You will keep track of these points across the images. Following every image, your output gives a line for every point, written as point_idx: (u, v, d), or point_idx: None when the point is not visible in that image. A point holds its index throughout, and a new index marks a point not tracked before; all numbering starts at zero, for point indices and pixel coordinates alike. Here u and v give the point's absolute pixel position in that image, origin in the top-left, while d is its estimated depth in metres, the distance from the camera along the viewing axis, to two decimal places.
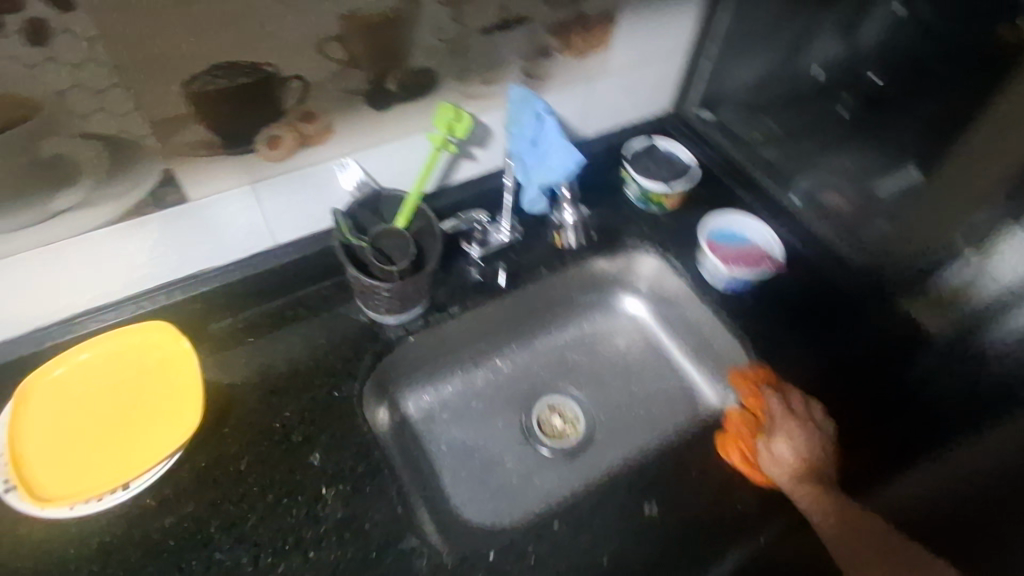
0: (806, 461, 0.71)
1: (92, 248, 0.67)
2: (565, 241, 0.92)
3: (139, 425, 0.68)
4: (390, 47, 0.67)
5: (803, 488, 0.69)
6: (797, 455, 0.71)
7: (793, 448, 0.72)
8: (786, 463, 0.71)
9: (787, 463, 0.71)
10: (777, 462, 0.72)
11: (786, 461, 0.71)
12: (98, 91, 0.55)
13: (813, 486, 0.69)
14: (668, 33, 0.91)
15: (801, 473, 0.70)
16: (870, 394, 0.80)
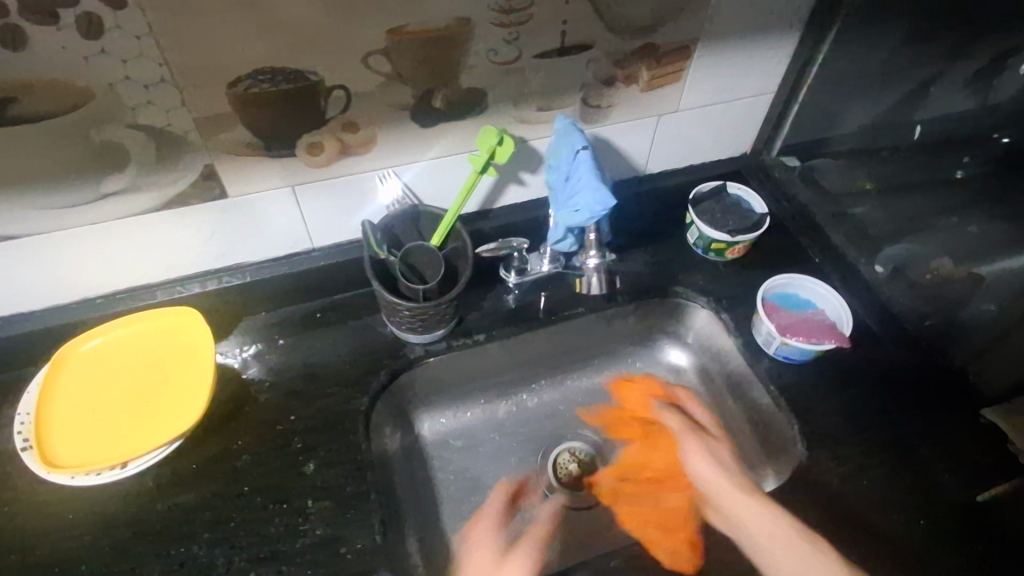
0: (715, 459, 0.75)
1: (138, 231, 0.69)
2: (586, 285, 0.85)
3: (153, 408, 0.70)
4: (439, 64, 0.65)
5: (722, 481, 0.72)
6: (711, 456, 0.76)
7: (708, 449, 0.77)
8: (701, 464, 0.76)
9: (709, 466, 0.75)
10: (694, 464, 0.77)
11: (703, 466, 0.75)
12: (145, 86, 0.56)
13: (727, 478, 0.72)
14: (755, 72, 0.83)
15: (718, 469, 0.74)
16: (936, 509, 0.68)
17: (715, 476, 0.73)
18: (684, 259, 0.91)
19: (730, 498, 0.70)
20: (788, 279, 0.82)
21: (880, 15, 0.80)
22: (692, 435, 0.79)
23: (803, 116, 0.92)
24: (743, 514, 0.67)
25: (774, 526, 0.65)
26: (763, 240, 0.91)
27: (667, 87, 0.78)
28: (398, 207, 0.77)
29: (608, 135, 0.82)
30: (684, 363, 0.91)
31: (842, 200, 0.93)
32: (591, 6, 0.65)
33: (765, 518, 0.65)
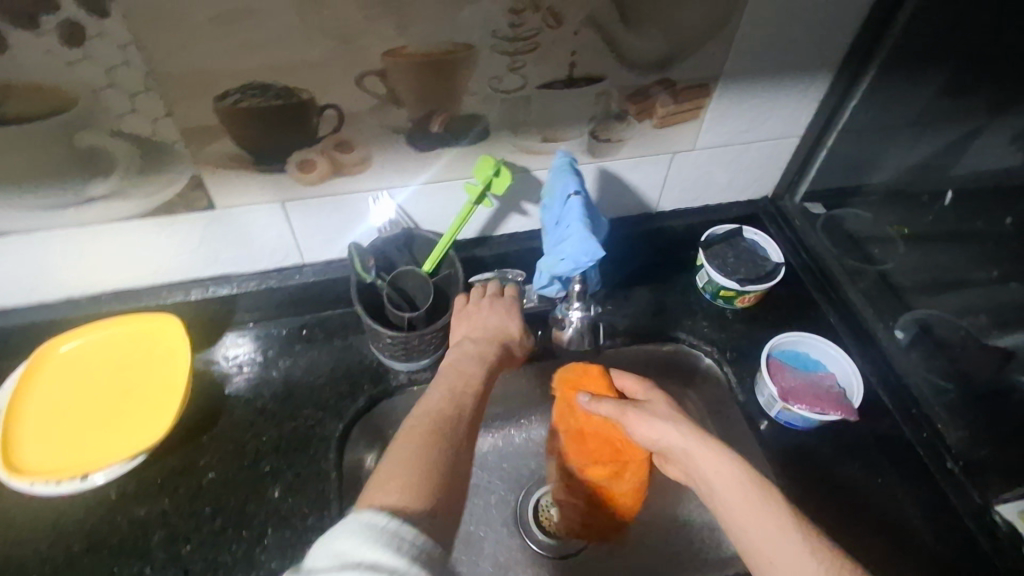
0: (663, 422, 0.66)
1: (122, 237, 0.67)
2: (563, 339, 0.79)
3: (122, 416, 0.69)
4: (438, 89, 0.62)
5: (673, 444, 0.65)
6: (647, 414, 0.68)
7: (650, 411, 0.68)
8: (649, 431, 0.67)
9: (652, 426, 0.67)
10: (638, 430, 0.69)
11: (643, 427, 0.68)
12: (130, 94, 0.55)
13: (680, 439, 0.64)
14: (780, 115, 0.78)
15: (667, 432, 0.66)
16: None
17: (664, 441, 0.66)
18: (690, 304, 0.86)
19: (683, 450, 0.64)
20: (799, 338, 0.77)
21: (919, 64, 0.75)
22: (631, 411, 0.69)
23: (829, 163, 0.87)
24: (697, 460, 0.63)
25: (731, 477, 0.60)
26: (775, 290, 0.87)
27: (682, 125, 0.74)
28: (391, 230, 0.75)
29: (617, 169, 0.78)
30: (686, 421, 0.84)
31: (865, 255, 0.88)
32: (601, 38, 0.62)
33: (723, 470, 0.60)
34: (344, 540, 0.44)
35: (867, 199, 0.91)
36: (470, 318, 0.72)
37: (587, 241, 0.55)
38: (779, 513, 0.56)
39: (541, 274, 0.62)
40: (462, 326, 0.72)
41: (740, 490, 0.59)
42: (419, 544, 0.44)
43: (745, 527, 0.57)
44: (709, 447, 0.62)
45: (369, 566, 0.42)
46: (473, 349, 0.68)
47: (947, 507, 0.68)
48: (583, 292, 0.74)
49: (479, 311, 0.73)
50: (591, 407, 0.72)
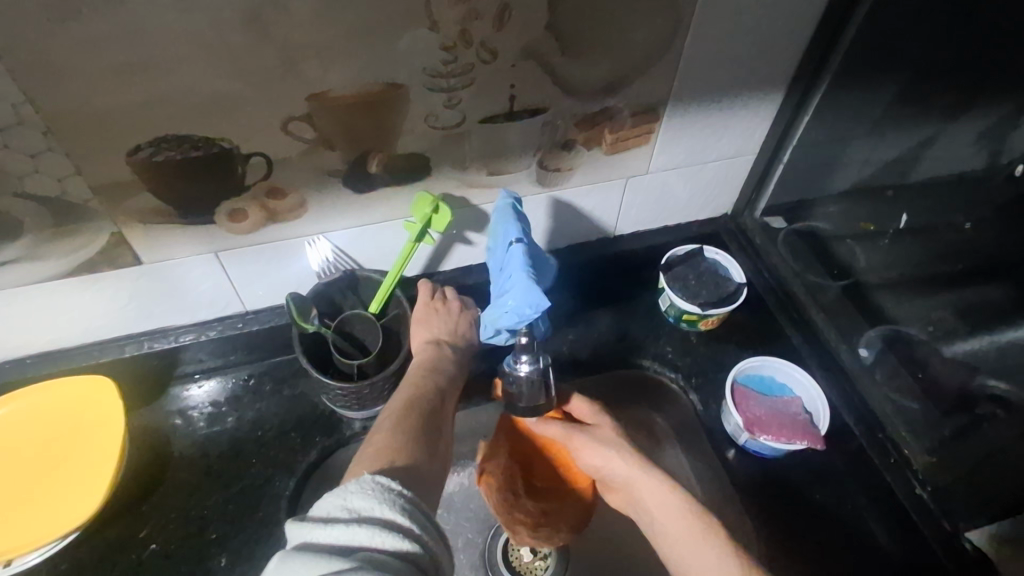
0: (607, 448, 0.66)
1: (42, 299, 0.63)
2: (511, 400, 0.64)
3: (53, 490, 0.65)
4: (371, 129, 0.59)
5: (617, 472, 0.66)
6: (592, 440, 0.67)
7: (596, 437, 0.67)
8: (592, 457, 0.67)
9: (596, 454, 0.67)
10: (583, 454, 0.69)
11: (591, 453, 0.68)
12: (31, 155, 0.51)
13: (623, 467, 0.65)
14: (734, 134, 0.76)
15: (610, 460, 0.66)
16: None
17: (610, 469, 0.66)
18: (653, 328, 0.84)
19: (626, 476, 0.65)
20: (762, 361, 0.75)
21: (870, 77, 0.73)
22: (578, 436, 0.68)
23: (787, 178, 0.85)
24: (640, 488, 0.63)
25: (670, 503, 0.60)
26: (740, 310, 0.85)
27: (633, 150, 0.72)
28: (334, 273, 0.71)
29: (569, 197, 0.75)
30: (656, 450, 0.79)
31: (827, 269, 0.86)
32: (541, 69, 0.59)
33: (660, 495, 0.61)
34: (361, 494, 0.45)
35: (826, 210, 0.89)
36: (436, 322, 0.72)
37: (530, 290, 0.55)
38: (716, 536, 0.57)
39: (487, 326, 0.62)
40: (426, 329, 0.71)
41: (677, 513, 0.59)
42: (422, 512, 0.46)
43: (687, 554, 0.57)
44: (646, 473, 0.62)
45: (385, 524, 0.43)
46: (445, 355, 0.70)
47: (913, 530, 0.66)
48: (531, 342, 0.61)
49: (443, 312, 0.73)
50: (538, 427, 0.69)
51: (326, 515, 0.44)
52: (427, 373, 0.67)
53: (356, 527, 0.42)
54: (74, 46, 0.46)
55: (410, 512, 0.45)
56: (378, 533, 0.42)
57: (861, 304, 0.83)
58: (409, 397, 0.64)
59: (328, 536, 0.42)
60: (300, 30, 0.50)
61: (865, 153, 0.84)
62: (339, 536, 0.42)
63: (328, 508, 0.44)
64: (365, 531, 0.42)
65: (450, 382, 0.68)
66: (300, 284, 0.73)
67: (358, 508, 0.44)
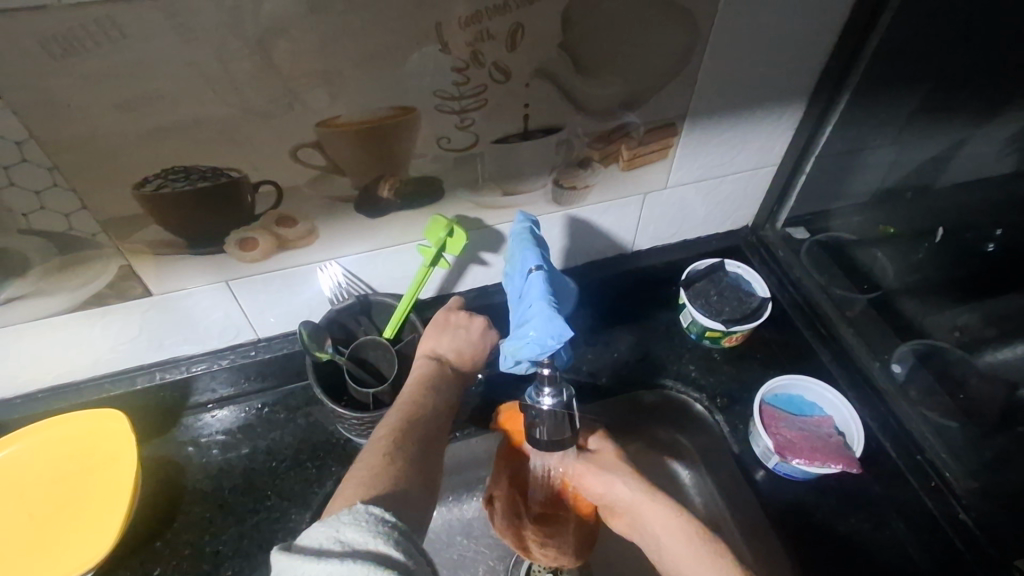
0: (609, 472, 0.65)
1: (51, 334, 0.62)
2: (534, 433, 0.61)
3: (66, 529, 0.63)
4: (383, 154, 0.57)
5: (620, 498, 0.64)
6: (595, 470, 0.66)
7: (597, 467, 0.66)
8: (594, 483, 0.66)
9: (600, 479, 0.65)
10: (587, 481, 0.67)
11: (593, 483, 0.66)
12: (36, 191, 0.50)
13: (627, 491, 0.63)
14: (754, 146, 0.74)
15: (612, 484, 0.65)
16: None
17: (613, 497, 0.65)
18: (675, 346, 0.81)
19: (630, 501, 0.63)
20: (790, 381, 0.73)
21: (893, 84, 0.71)
22: (581, 467, 0.67)
23: (809, 188, 0.82)
24: (643, 511, 0.62)
25: (677, 526, 0.58)
26: (764, 327, 0.82)
27: (650, 165, 0.70)
28: (347, 298, 0.69)
29: (585, 215, 0.73)
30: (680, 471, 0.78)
31: (855, 282, 0.83)
32: (556, 88, 0.58)
33: (665, 516, 0.59)
34: (353, 527, 0.43)
35: (850, 220, 0.86)
36: (446, 336, 0.68)
37: (553, 320, 0.54)
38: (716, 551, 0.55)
39: (506, 357, 0.59)
40: (434, 339, 0.68)
41: (684, 532, 0.58)
42: (415, 547, 0.44)
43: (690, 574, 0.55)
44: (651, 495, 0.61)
45: (378, 556, 0.41)
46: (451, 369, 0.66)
47: (958, 560, 0.63)
48: (554, 374, 0.59)
49: (458, 327, 0.69)
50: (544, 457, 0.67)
51: (316, 548, 0.41)
52: (430, 388, 0.63)
53: (351, 561, 0.39)
54: (78, 82, 0.45)
55: (403, 547, 0.43)
56: (373, 567, 0.39)
57: (891, 318, 0.80)
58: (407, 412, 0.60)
59: (320, 570, 0.39)
60: (308, 58, 0.48)
61: (890, 160, 0.81)
62: (332, 570, 0.39)
63: (318, 541, 0.42)
64: (362, 565, 0.40)
65: (453, 401, 0.64)
66: (312, 310, 0.71)
67: (351, 541, 0.42)
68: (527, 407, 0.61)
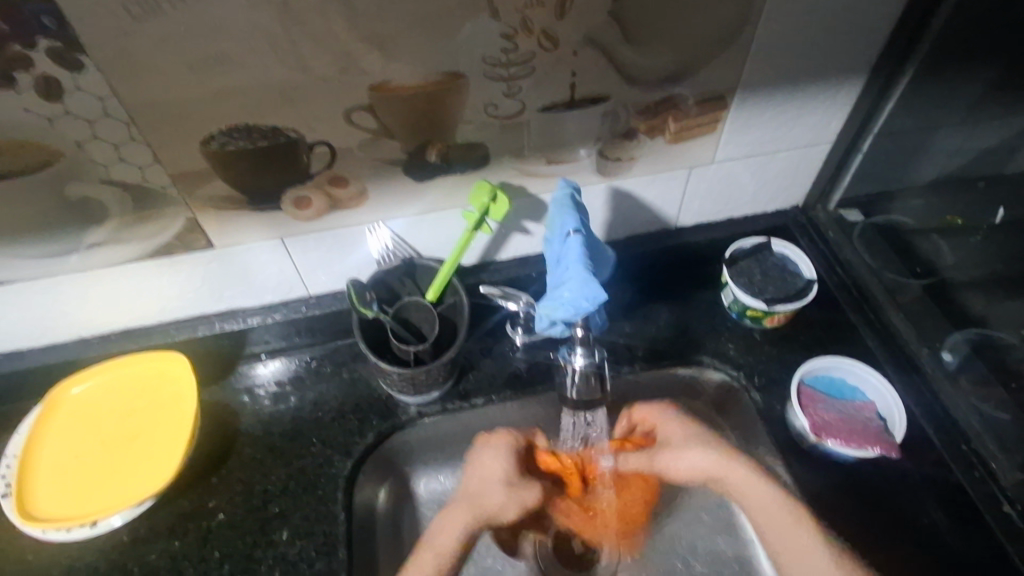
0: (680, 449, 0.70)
1: (124, 280, 0.67)
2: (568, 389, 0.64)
3: (132, 458, 0.69)
4: (432, 118, 0.59)
5: (708, 468, 0.68)
6: (688, 442, 0.70)
7: (677, 446, 0.70)
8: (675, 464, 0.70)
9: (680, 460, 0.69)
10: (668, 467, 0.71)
11: (681, 460, 0.70)
12: (113, 143, 0.54)
13: (705, 462, 0.68)
14: (808, 123, 0.72)
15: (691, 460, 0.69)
16: None
17: (696, 471, 0.69)
18: (714, 324, 0.81)
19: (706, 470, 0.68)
20: (832, 363, 0.72)
21: (962, 59, 0.68)
22: (659, 453, 0.71)
23: (863, 168, 0.80)
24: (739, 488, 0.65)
25: (767, 501, 0.63)
26: (808, 307, 0.81)
27: (697, 139, 0.69)
28: (392, 260, 0.72)
29: (629, 187, 0.73)
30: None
31: (908, 266, 0.81)
32: (604, 56, 0.58)
33: (747, 479, 0.65)
34: None
35: (908, 204, 0.83)
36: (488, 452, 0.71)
37: (589, 284, 0.55)
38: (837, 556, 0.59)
39: (541, 318, 0.60)
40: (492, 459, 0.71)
41: (772, 517, 0.62)
42: None
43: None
44: (741, 461, 0.66)
45: None
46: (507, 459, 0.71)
47: (1003, 557, 0.61)
48: (587, 336, 0.61)
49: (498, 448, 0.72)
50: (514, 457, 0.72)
51: None
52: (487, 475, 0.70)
53: None
54: (153, 41, 0.48)
55: None
56: None
57: (944, 306, 0.77)
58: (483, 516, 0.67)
59: None
60: (363, 22, 0.50)
61: (955, 143, 0.78)
62: None
63: None
64: None
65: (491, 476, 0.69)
66: (359, 270, 0.75)
67: None
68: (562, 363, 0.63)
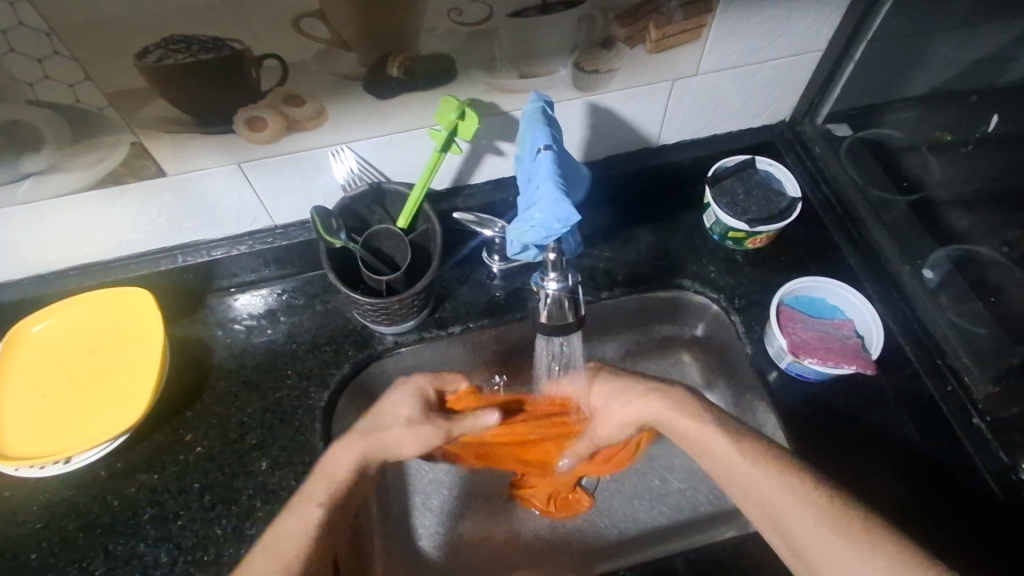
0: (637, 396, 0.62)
1: (73, 213, 0.63)
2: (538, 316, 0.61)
3: (101, 395, 0.68)
4: (390, 25, 0.54)
5: (649, 411, 0.61)
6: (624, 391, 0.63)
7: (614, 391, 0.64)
8: (623, 407, 0.63)
9: (631, 405, 0.62)
10: (614, 409, 0.64)
11: (625, 406, 0.62)
12: (37, 59, 0.49)
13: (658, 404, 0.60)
14: (798, 28, 0.67)
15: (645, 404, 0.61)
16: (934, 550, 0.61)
17: (627, 419, 0.63)
18: (695, 246, 0.79)
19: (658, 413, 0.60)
20: (814, 283, 0.71)
21: None
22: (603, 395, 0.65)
23: (855, 80, 0.76)
24: (667, 419, 0.60)
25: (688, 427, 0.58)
26: (792, 226, 0.79)
27: (680, 47, 0.64)
28: (359, 186, 0.68)
29: (607, 102, 0.69)
30: (694, 377, 0.83)
31: (894, 182, 0.79)
32: None
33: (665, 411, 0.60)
34: None
35: (899, 117, 0.80)
36: (401, 394, 0.63)
37: (560, 203, 0.52)
38: (798, 489, 0.52)
39: (513, 242, 0.58)
40: (401, 398, 0.62)
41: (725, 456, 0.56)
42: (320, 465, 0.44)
43: (815, 553, 0.49)
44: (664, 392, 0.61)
45: None
46: (406, 399, 0.62)
47: (967, 464, 0.64)
48: (560, 259, 0.59)
49: (411, 387, 0.64)
50: (407, 394, 0.63)
51: None
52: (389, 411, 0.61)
53: None
54: None
55: None
56: None
57: (928, 223, 0.76)
58: (372, 455, 0.58)
59: None
60: None
61: (951, 51, 0.73)
62: None
63: None
64: None
65: (392, 415, 0.61)
66: (326, 197, 0.71)
67: None
68: (534, 289, 0.61)
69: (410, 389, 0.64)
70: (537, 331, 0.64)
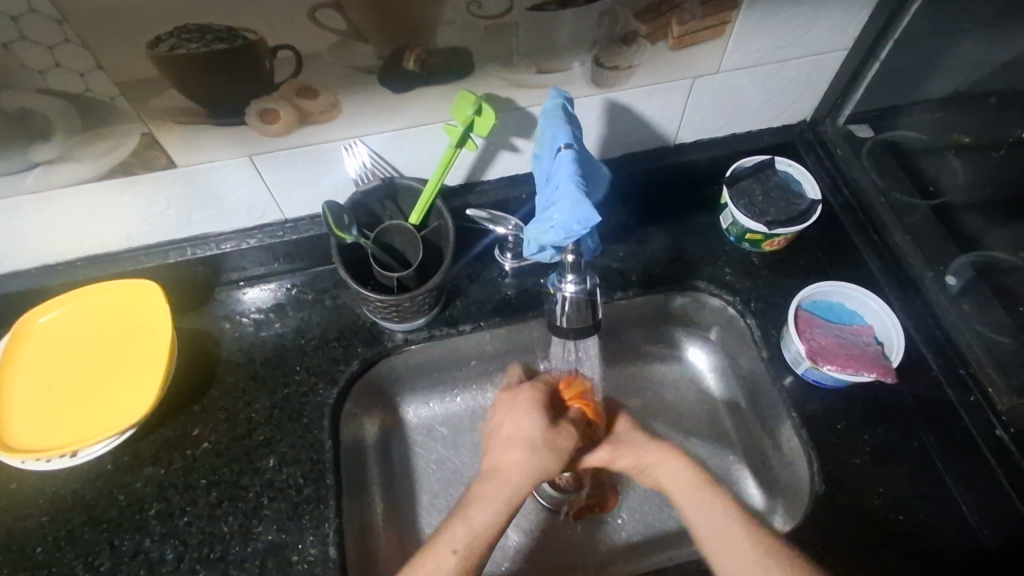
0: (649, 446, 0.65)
1: (81, 204, 0.62)
2: (555, 319, 0.61)
3: (107, 389, 0.67)
4: (407, 17, 0.53)
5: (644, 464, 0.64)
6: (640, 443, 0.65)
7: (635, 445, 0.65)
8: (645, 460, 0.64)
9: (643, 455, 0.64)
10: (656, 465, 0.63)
11: (660, 466, 0.63)
12: (47, 46, 0.48)
13: (656, 455, 0.64)
14: (823, 27, 0.65)
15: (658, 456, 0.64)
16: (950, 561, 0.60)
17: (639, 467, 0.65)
18: (711, 247, 0.78)
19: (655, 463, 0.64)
20: (832, 287, 0.70)
21: None
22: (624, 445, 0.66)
23: (878, 80, 0.74)
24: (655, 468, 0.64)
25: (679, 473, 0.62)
26: (810, 229, 0.77)
27: (703, 44, 0.63)
28: (371, 180, 0.67)
29: (626, 100, 0.68)
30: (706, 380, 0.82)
31: (916, 186, 0.77)
32: None
33: (670, 467, 0.63)
34: None
35: (921, 119, 0.78)
36: (513, 414, 0.63)
37: (580, 203, 0.51)
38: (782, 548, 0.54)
39: (530, 242, 0.57)
40: (515, 418, 0.62)
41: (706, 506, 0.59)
42: None
43: None
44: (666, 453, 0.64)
45: None
46: (526, 423, 0.61)
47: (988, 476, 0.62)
48: (579, 261, 0.58)
49: (525, 405, 0.63)
50: (518, 413, 0.63)
51: None
52: (509, 442, 0.61)
53: None
54: None
55: None
56: None
57: (949, 228, 0.74)
58: (508, 498, 0.57)
59: None
60: None
61: (977, 52, 0.72)
62: None
63: None
64: None
65: (520, 436, 0.60)
66: (337, 192, 0.70)
67: None
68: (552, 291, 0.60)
69: (521, 408, 0.63)
70: (554, 333, 0.63)
